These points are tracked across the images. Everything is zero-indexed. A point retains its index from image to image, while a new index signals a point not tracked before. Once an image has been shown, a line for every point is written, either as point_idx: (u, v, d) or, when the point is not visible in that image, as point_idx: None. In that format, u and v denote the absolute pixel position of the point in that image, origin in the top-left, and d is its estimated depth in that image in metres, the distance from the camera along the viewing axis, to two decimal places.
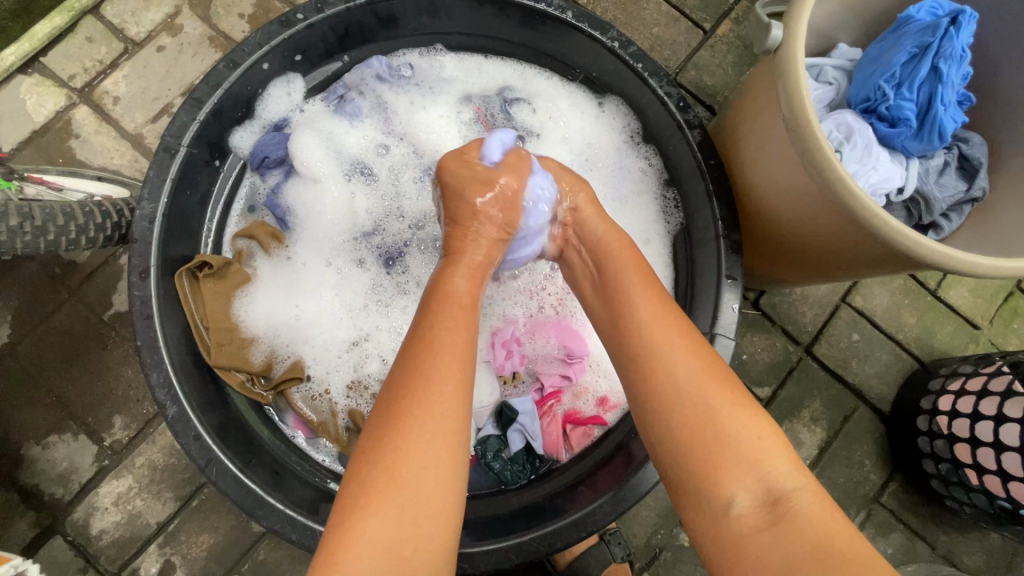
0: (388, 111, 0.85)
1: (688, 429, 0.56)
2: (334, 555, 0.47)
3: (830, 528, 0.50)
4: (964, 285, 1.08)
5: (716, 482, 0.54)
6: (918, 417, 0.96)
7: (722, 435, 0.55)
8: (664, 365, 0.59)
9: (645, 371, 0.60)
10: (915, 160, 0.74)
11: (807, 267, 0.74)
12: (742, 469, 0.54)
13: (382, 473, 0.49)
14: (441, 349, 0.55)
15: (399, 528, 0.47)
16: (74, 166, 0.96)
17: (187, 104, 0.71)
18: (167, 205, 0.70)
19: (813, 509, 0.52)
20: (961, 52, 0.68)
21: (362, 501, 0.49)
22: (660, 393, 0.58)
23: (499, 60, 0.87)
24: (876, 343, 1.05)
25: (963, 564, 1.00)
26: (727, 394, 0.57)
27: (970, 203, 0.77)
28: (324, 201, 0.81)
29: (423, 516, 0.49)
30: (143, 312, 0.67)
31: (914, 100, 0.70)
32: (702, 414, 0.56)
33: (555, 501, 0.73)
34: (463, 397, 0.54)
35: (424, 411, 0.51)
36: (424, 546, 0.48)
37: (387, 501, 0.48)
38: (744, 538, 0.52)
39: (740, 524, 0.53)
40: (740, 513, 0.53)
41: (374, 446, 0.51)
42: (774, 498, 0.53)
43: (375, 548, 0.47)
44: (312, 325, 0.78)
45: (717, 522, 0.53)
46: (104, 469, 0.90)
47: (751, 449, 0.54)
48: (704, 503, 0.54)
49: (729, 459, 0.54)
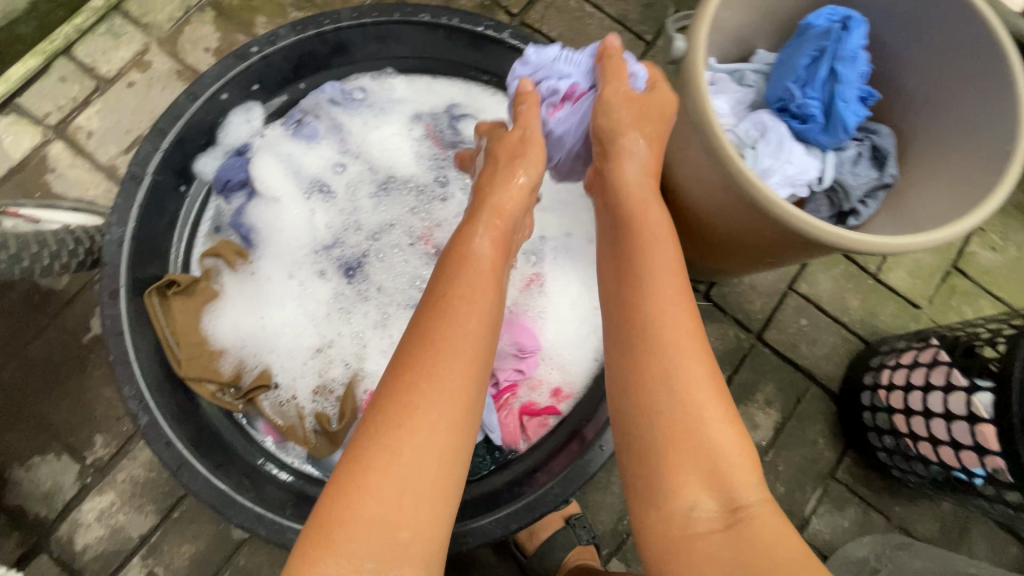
0: (344, 132, 0.91)
1: (673, 431, 0.56)
2: (331, 528, 0.49)
3: (783, 543, 0.51)
4: (903, 268, 1.14)
5: (682, 484, 0.54)
6: (862, 393, 1.01)
7: (703, 442, 0.55)
8: (667, 357, 0.58)
9: (647, 356, 0.58)
10: (830, 153, 0.80)
11: (754, 259, 0.79)
12: (710, 477, 0.54)
13: (384, 454, 0.52)
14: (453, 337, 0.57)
15: (399, 512, 0.50)
16: (51, 199, 1.01)
17: (152, 135, 0.76)
18: (135, 229, 0.75)
19: (770, 521, 0.53)
20: (854, 53, 0.75)
21: (363, 479, 0.51)
22: (650, 389, 0.57)
23: (445, 80, 0.94)
24: (822, 327, 1.11)
25: (918, 533, 1.05)
26: (717, 396, 0.57)
27: (884, 189, 0.83)
28: (286, 220, 0.87)
29: (421, 502, 0.51)
30: (114, 329, 0.71)
31: (819, 97, 0.77)
32: (687, 420, 0.56)
33: (514, 488, 0.78)
34: (471, 385, 0.56)
35: (428, 398, 0.54)
36: (420, 529, 0.50)
37: (388, 486, 0.50)
38: (699, 542, 0.53)
39: (700, 528, 0.53)
40: (699, 515, 0.54)
41: (379, 432, 0.53)
42: (734, 506, 0.53)
43: (376, 528, 0.49)
44: (277, 335, 0.83)
45: (674, 521, 0.54)
46: (87, 487, 0.93)
47: (726, 461, 0.55)
48: (664, 503, 0.55)
49: (698, 465, 0.54)
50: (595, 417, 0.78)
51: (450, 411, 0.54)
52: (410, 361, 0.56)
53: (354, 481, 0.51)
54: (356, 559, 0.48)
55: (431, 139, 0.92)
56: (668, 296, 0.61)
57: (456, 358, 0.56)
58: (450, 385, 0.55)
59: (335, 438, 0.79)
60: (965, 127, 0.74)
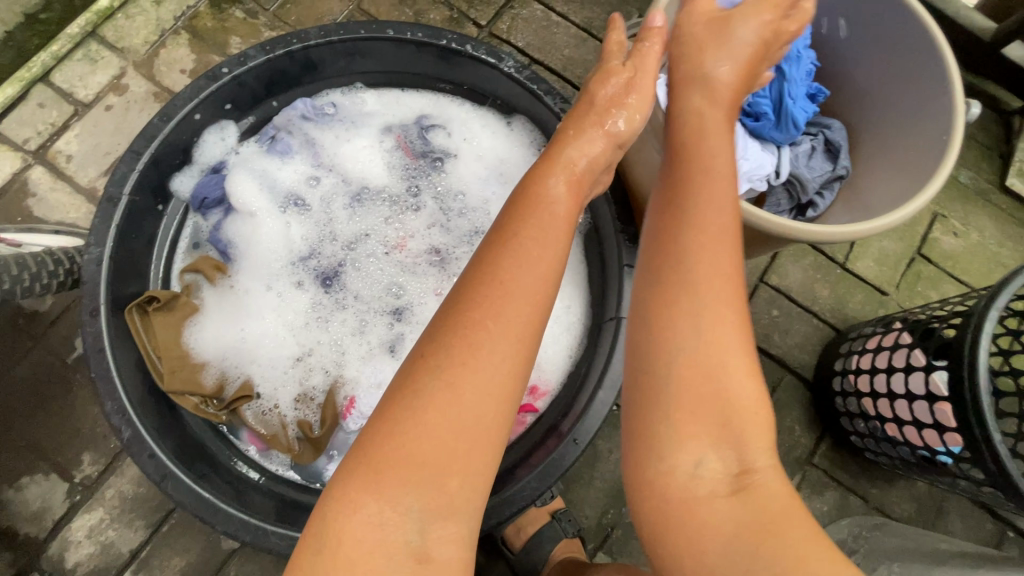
0: (317, 146, 0.93)
1: (692, 381, 0.52)
2: (381, 467, 0.50)
3: (785, 512, 0.49)
4: (869, 256, 1.18)
5: (692, 440, 0.51)
6: (833, 379, 1.05)
7: (725, 398, 0.51)
8: (694, 298, 0.52)
9: (691, 295, 0.53)
10: (785, 147, 0.84)
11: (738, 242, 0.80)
12: (723, 434, 0.51)
13: (444, 390, 0.51)
14: (513, 284, 0.54)
15: (444, 464, 0.49)
16: (32, 223, 1.03)
17: (127, 157, 0.79)
18: (113, 248, 0.77)
19: (774, 489, 0.51)
20: (798, 54, 0.82)
21: (416, 417, 0.50)
22: (678, 332, 0.52)
23: (414, 92, 0.97)
24: (794, 316, 1.14)
25: (895, 513, 1.08)
26: (745, 351, 0.53)
27: (838, 180, 0.86)
28: (262, 232, 0.89)
29: (466, 456, 0.50)
30: (96, 346, 0.73)
31: (768, 96, 0.82)
32: (711, 371, 0.52)
33: (494, 484, 0.80)
34: (528, 338, 0.53)
35: (484, 347, 0.52)
36: (469, 476, 0.50)
37: (434, 435, 0.49)
38: (702, 504, 0.50)
39: (704, 489, 0.51)
40: (704, 474, 0.51)
41: (432, 380, 0.51)
42: (742, 469, 0.51)
43: (424, 473, 0.49)
44: (256, 346, 0.85)
45: (677, 480, 0.51)
46: (76, 505, 0.94)
47: (742, 420, 0.51)
48: (665, 454, 0.52)
49: (713, 420, 0.51)
50: (570, 411, 0.80)
51: (504, 362, 0.52)
52: (470, 307, 0.54)
53: (401, 426, 0.51)
54: (400, 510, 0.49)
55: (401, 149, 0.95)
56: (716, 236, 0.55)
57: (514, 308, 0.53)
58: (511, 333, 0.52)
59: (318, 444, 0.82)
60: (910, 119, 0.78)
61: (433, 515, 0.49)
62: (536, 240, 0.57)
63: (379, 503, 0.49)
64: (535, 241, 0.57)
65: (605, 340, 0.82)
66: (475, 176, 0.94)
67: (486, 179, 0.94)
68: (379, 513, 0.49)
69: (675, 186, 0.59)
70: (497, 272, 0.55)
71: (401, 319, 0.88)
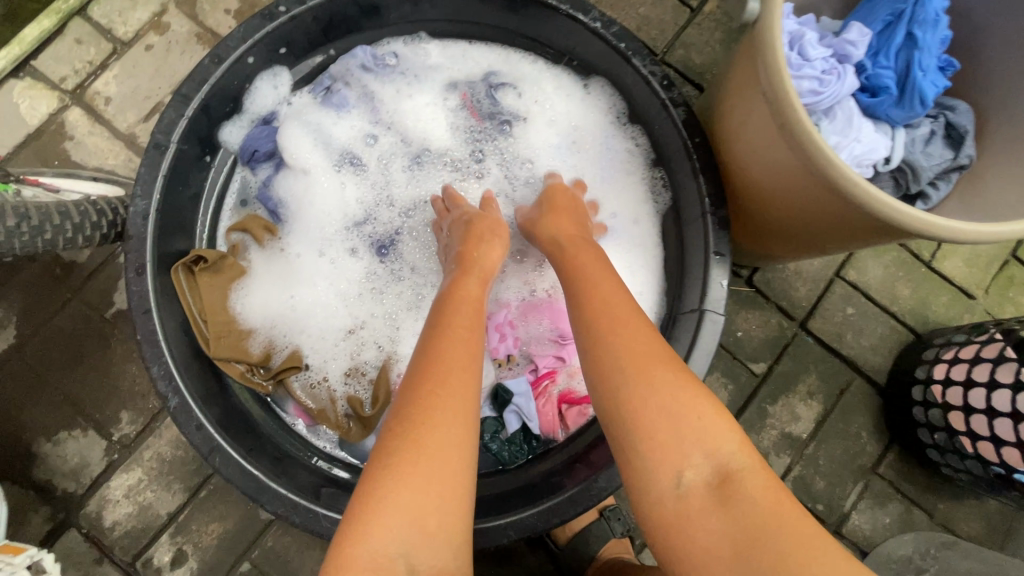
0: (374, 100, 0.87)
1: (631, 410, 0.54)
2: (367, 521, 0.47)
3: (777, 513, 0.49)
4: (958, 255, 1.07)
5: (663, 462, 0.52)
6: (913, 387, 0.96)
7: (669, 414, 0.53)
8: (608, 337, 0.58)
9: (602, 340, 0.58)
10: (900, 129, 0.72)
11: (794, 239, 0.74)
12: (690, 446, 0.52)
13: (410, 445, 0.50)
14: (448, 346, 0.56)
15: (422, 502, 0.48)
16: (69, 168, 0.97)
17: (176, 101, 0.73)
18: (160, 201, 0.72)
19: (761, 494, 0.50)
20: (936, 17, 0.68)
21: (390, 472, 0.49)
22: (608, 370, 0.56)
23: (483, 44, 0.89)
24: (870, 316, 1.06)
25: (961, 531, 1.02)
26: (670, 370, 0.55)
27: (957, 171, 0.75)
28: (315, 191, 0.84)
29: (441, 492, 0.48)
30: (141, 307, 0.69)
31: (892, 67, 0.70)
32: (650, 394, 0.54)
33: (553, 479, 0.76)
34: (474, 386, 0.54)
35: (435, 399, 0.52)
36: (449, 513, 0.48)
37: (409, 481, 0.48)
38: (694, 523, 0.50)
39: (691, 509, 0.51)
40: (688, 491, 0.51)
41: (398, 439, 0.50)
42: (722, 476, 0.51)
43: (406, 517, 0.47)
44: (307, 314, 0.81)
45: (665, 506, 0.51)
46: (114, 464, 0.92)
47: (698, 427, 0.53)
48: (652, 484, 0.52)
49: (673, 437, 0.52)
50: None
51: (458, 406, 0.52)
52: (414, 373, 0.55)
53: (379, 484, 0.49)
54: (389, 552, 0.46)
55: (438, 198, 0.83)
56: (609, 292, 0.62)
57: (452, 363, 0.54)
58: (451, 384, 0.53)
59: (368, 423, 0.78)
60: None
61: (422, 553, 0.47)
62: (452, 310, 0.60)
63: (370, 545, 0.47)
64: (455, 309, 0.60)
65: (683, 333, 0.76)
66: (547, 144, 0.89)
67: (560, 147, 0.88)
68: (374, 551, 0.46)
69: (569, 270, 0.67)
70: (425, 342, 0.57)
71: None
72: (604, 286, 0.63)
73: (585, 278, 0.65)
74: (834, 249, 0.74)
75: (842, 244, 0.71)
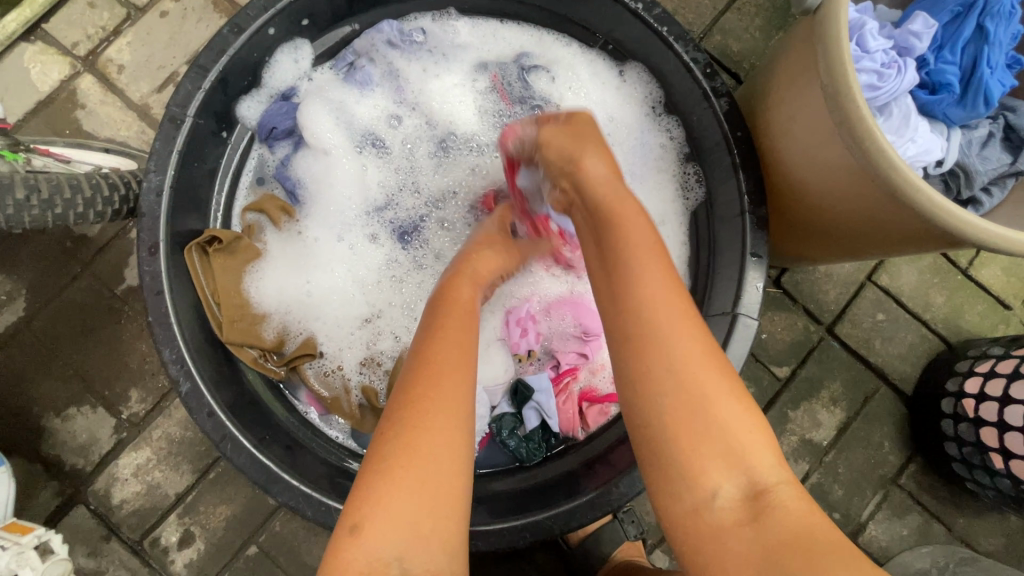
0: (399, 78, 0.84)
1: (675, 419, 0.48)
2: (360, 524, 0.45)
3: (814, 527, 0.44)
4: (997, 264, 1.03)
5: (699, 470, 0.47)
6: (943, 400, 0.92)
7: (710, 424, 0.47)
8: (659, 335, 0.50)
9: (636, 343, 0.51)
10: (957, 130, 0.67)
11: (835, 238, 0.69)
12: (728, 457, 0.47)
13: (402, 448, 0.47)
14: (442, 347, 0.54)
15: (415, 506, 0.45)
16: (81, 137, 0.94)
17: (193, 73, 0.70)
18: (174, 177, 0.70)
19: (796, 506, 0.45)
20: (1010, 10, 0.64)
21: (384, 475, 0.47)
22: (651, 372, 0.49)
23: (515, 25, 0.86)
24: (901, 323, 1.02)
25: (980, 546, 0.99)
26: (717, 380, 0.49)
27: (1014, 176, 0.69)
28: (336, 173, 0.81)
29: (435, 495, 0.46)
30: (154, 287, 0.68)
31: (957, 63, 0.66)
32: (694, 401, 0.48)
33: (571, 481, 0.74)
34: (469, 390, 0.52)
35: (427, 404, 0.49)
36: (444, 516, 0.46)
37: (401, 484, 0.46)
38: (726, 536, 0.45)
39: (724, 522, 0.46)
40: (721, 505, 0.46)
41: (390, 441, 0.48)
42: (758, 490, 0.46)
43: (399, 521, 0.45)
44: (323, 301, 0.80)
45: (699, 517, 0.46)
46: (123, 442, 0.91)
47: (741, 440, 0.47)
48: (685, 493, 0.47)
49: (714, 447, 0.47)
50: None
51: (454, 407, 0.50)
52: (407, 378, 0.52)
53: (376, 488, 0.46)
54: (382, 556, 0.44)
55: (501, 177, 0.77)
56: (652, 275, 0.53)
57: (445, 365, 0.52)
58: (444, 386, 0.50)
59: None
60: None
61: (417, 558, 0.44)
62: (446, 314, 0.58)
63: (363, 551, 0.44)
64: (445, 313, 0.58)
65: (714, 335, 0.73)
66: None
67: None
68: (369, 556, 0.44)
69: (610, 242, 0.57)
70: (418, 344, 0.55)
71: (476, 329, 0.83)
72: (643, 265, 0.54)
73: (627, 251, 0.55)
74: (876, 253, 0.69)
75: (887, 248, 0.65)
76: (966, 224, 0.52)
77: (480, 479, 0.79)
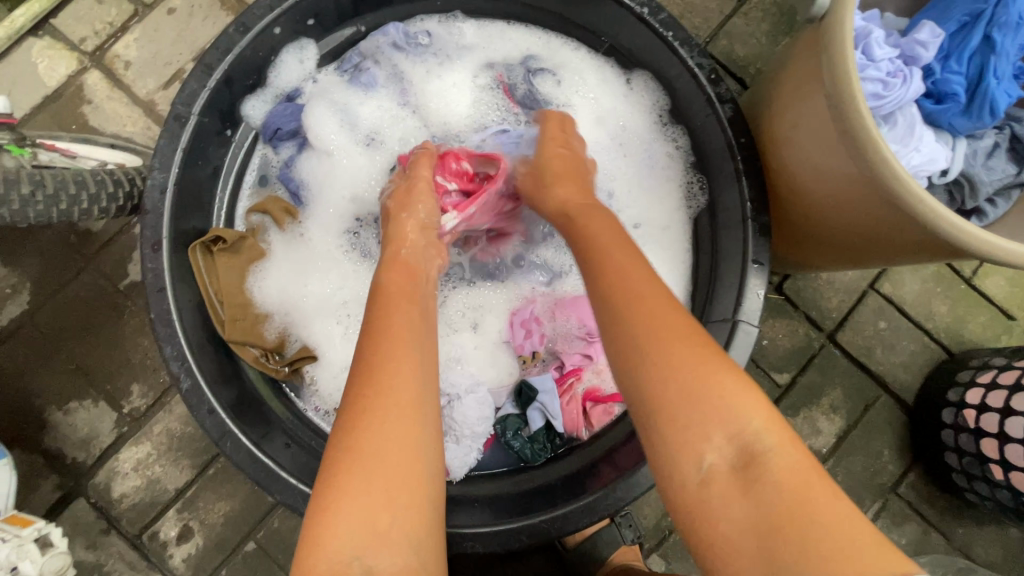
0: (403, 80, 0.85)
1: (659, 384, 0.49)
2: (318, 529, 0.45)
3: (807, 496, 0.42)
4: (1000, 273, 1.02)
5: (686, 439, 0.47)
6: (944, 409, 0.92)
7: (691, 391, 0.48)
8: (640, 309, 0.52)
9: (621, 313, 0.53)
10: (962, 140, 0.67)
11: (835, 245, 0.69)
12: (713, 422, 0.46)
13: (352, 451, 0.47)
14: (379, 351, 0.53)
15: (373, 502, 0.45)
16: (87, 133, 0.94)
17: (198, 71, 0.71)
18: (178, 175, 0.71)
19: (790, 471, 0.44)
20: (1019, 20, 0.64)
21: (338, 479, 0.47)
22: (631, 348, 0.51)
23: (522, 27, 0.86)
24: (902, 331, 1.01)
25: (978, 558, 0.99)
26: (698, 344, 0.50)
27: (1020, 187, 0.69)
28: (338, 173, 0.83)
29: (391, 490, 0.46)
30: (156, 285, 0.68)
31: (963, 73, 0.65)
32: (674, 368, 0.49)
33: (570, 485, 0.74)
34: (422, 385, 0.52)
35: (376, 402, 0.49)
36: (402, 514, 0.46)
37: (358, 485, 0.46)
38: (718, 511, 0.44)
39: (713, 494, 0.45)
40: (710, 472, 0.46)
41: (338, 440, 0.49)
42: (749, 457, 0.45)
43: (355, 521, 0.45)
44: (322, 303, 0.80)
45: (687, 487, 0.46)
46: (124, 436, 0.91)
47: (725, 405, 0.47)
48: (674, 460, 0.47)
49: (698, 411, 0.47)
50: None
51: (401, 404, 0.50)
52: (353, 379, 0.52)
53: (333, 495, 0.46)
54: (344, 556, 0.44)
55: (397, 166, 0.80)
56: (626, 263, 0.57)
57: (387, 361, 0.52)
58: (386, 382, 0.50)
59: None
60: None
61: (377, 556, 0.44)
62: (394, 312, 0.57)
63: (325, 550, 0.44)
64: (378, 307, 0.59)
65: (714, 343, 0.73)
66: (595, 144, 0.86)
67: (606, 150, 0.86)
68: (329, 560, 0.44)
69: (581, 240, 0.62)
70: (363, 339, 0.55)
71: (480, 330, 0.85)
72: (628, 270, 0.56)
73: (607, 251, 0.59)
74: (880, 261, 0.68)
75: (887, 253, 0.65)
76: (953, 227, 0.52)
77: (481, 480, 0.80)
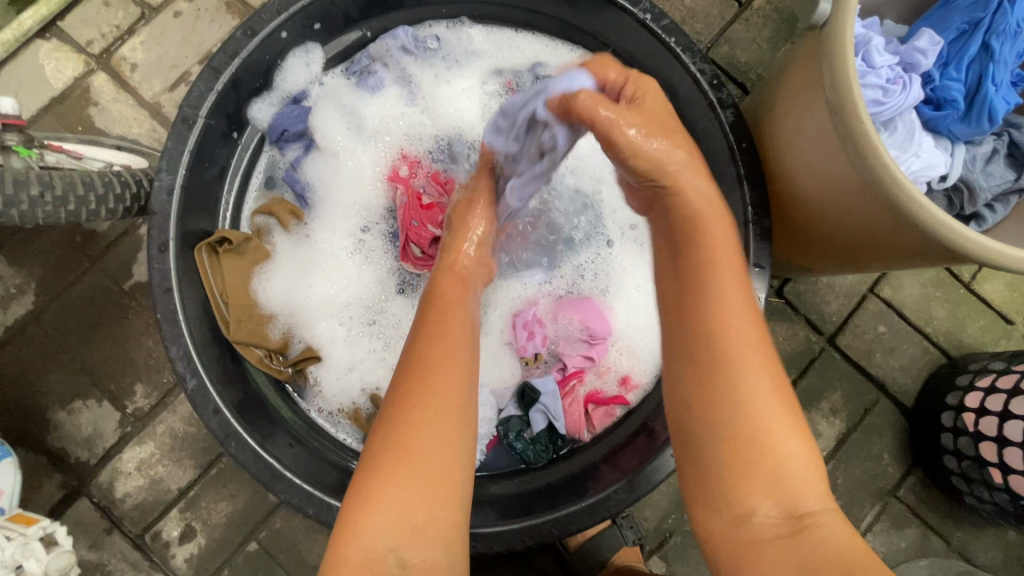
0: (412, 84, 0.86)
1: (740, 442, 0.48)
2: (355, 522, 0.47)
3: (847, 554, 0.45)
4: (999, 278, 1.03)
5: (740, 492, 0.48)
6: (942, 413, 0.93)
7: (768, 454, 0.48)
8: (735, 361, 0.49)
9: (713, 355, 0.50)
10: (961, 146, 0.68)
11: (838, 254, 0.71)
12: (774, 484, 0.47)
13: (394, 448, 0.49)
14: (431, 352, 0.53)
15: (410, 498, 0.47)
16: (93, 134, 0.95)
17: (206, 74, 0.71)
18: (185, 177, 0.71)
19: (838, 532, 0.46)
20: (1017, 28, 0.64)
21: (377, 474, 0.48)
22: (713, 400, 0.49)
23: (529, 34, 0.87)
24: (902, 336, 1.02)
25: (977, 561, 0.99)
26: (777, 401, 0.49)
27: (1018, 193, 0.69)
28: (343, 175, 0.84)
29: (429, 487, 0.48)
30: (163, 285, 0.69)
31: (962, 80, 0.66)
32: (754, 428, 0.48)
33: (574, 486, 0.74)
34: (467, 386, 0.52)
35: (423, 398, 0.50)
36: (438, 510, 0.48)
37: (395, 480, 0.47)
38: (764, 557, 0.47)
39: (762, 541, 0.47)
40: (760, 522, 0.47)
41: (381, 437, 0.50)
42: (799, 513, 0.47)
43: (392, 516, 0.47)
44: (325, 304, 0.81)
45: (739, 531, 0.48)
46: (127, 436, 0.92)
47: (794, 476, 0.48)
48: (726, 506, 0.48)
49: (763, 475, 0.47)
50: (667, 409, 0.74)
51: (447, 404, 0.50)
52: (399, 376, 0.53)
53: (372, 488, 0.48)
54: (379, 547, 0.46)
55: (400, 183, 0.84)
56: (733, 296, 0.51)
57: (437, 360, 0.52)
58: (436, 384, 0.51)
59: None
60: None
61: (412, 550, 0.46)
62: (442, 318, 0.57)
63: (360, 544, 0.46)
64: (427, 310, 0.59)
65: None
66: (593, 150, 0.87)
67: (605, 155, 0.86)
68: (366, 550, 0.46)
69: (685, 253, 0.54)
70: (414, 340, 0.55)
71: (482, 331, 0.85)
72: (725, 288, 0.51)
73: (709, 274, 0.52)
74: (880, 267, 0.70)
75: (892, 264, 0.67)
76: (968, 245, 0.53)
77: (485, 482, 0.80)
